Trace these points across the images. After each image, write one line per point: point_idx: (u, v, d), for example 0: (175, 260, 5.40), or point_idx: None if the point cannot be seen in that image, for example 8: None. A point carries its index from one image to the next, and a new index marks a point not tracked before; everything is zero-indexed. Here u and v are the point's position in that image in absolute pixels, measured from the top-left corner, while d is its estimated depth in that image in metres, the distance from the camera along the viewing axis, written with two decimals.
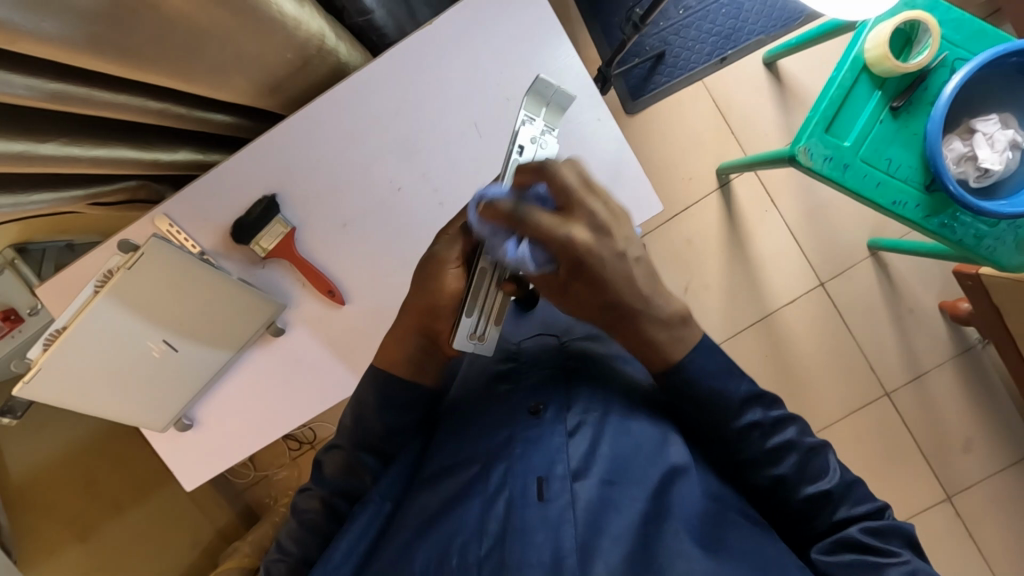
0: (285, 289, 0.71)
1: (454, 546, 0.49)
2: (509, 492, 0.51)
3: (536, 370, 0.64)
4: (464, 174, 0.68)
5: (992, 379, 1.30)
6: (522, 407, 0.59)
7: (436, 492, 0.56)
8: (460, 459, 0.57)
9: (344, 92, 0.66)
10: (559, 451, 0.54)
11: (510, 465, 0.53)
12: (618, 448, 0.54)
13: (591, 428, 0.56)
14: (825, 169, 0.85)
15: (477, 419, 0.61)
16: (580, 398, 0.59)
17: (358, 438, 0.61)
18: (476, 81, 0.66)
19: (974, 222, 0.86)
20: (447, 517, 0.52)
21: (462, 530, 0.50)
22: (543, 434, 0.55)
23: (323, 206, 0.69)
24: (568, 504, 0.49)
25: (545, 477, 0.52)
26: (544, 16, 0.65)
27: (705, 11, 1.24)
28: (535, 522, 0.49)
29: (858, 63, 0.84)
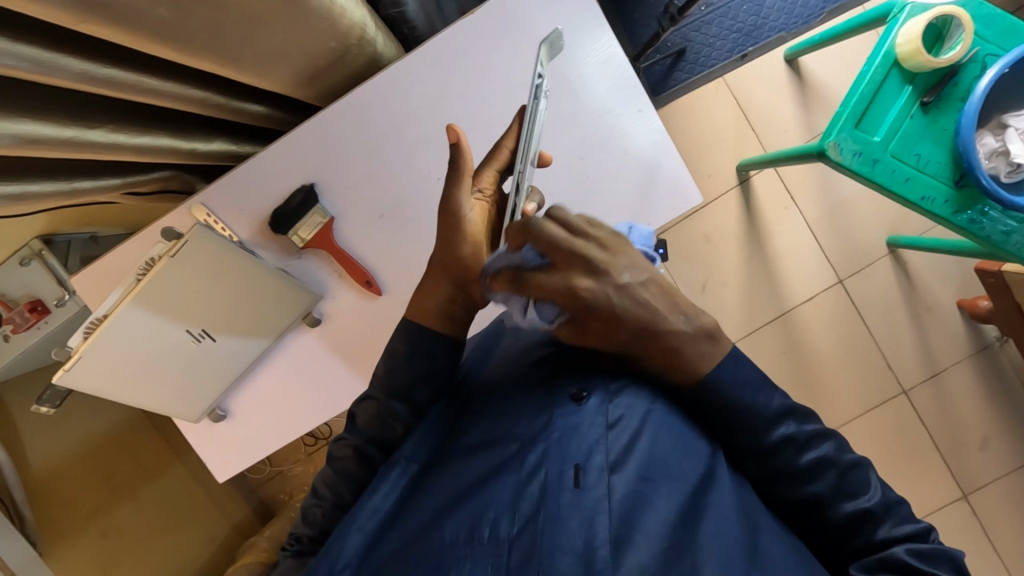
0: (321, 280, 0.71)
1: (485, 518, 0.48)
2: (545, 476, 0.50)
3: (579, 355, 0.61)
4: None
5: (1008, 377, 1.31)
6: (564, 392, 0.56)
7: (468, 467, 0.55)
8: (495, 438, 0.56)
9: (384, 83, 0.66)
10: (598, 441, 0.51)
11: (548, 447, 0.52)
12: (656, 444, 0.51)
13: (633, 421, 0.53)
14: (854, 165, 0.85)
15: (510, 407, 0.59)
16: (626, 388, 0.55)
17: (404, 395, 0.59)
18: (516, 71, 0.66)
19: (1002, 218, 0.86)
20: (481, 491, 0.51)
21: (495, 505, 0.49)
22: (581, 420, 0.53)
23: (361, 195, 0.69)
24: (606, 497, 0.47)
25: (581, 465, 0.49)
26: (586, 8, 0.65)
27: (726, 9, 1.23)
28: (569, 508, 0.47)
29: (889, 58, 0.84)
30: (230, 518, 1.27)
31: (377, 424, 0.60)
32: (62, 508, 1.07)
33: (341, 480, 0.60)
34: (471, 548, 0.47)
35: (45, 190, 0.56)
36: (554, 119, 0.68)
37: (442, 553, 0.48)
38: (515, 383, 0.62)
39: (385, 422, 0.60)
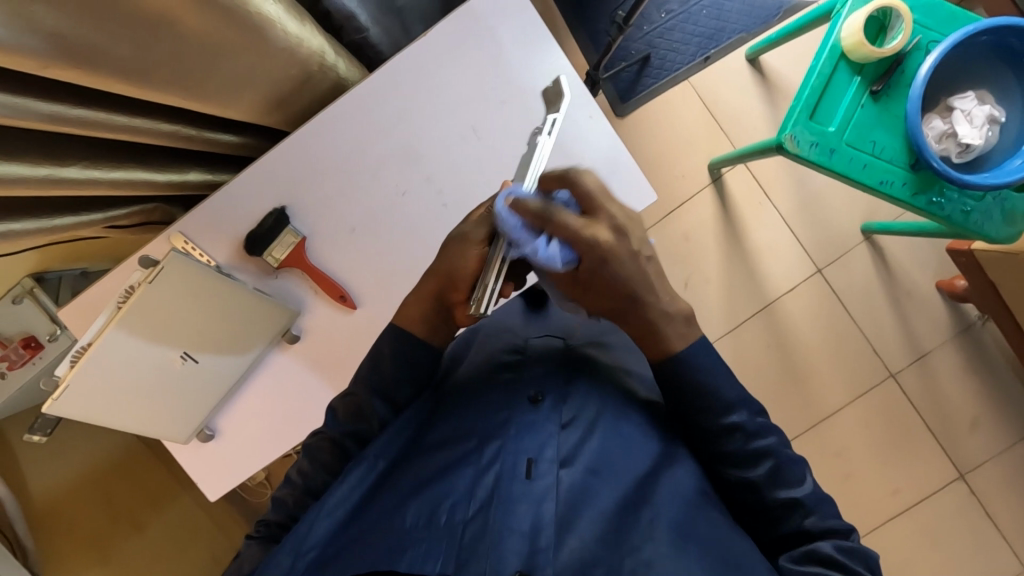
0: (298, 297, 0.73)
1: (443, 505, 0.52)
2: (499, 468, 0.54)
3: (537, 364, 0.64)
4: (468, 181, 0.71)
5: (993, 355, 1.33)
6: (522, 394, 0.60)
7: (428, 460, 0.57)
8: (457, 434, 0.59)
9: (346, 106, 0.69)
10: (550, 438, 0.55)
11: (503, 443, 0.55)
12: (605, 445, 0.56)
13: (582, 426, 0.57)
14: (812, 155, 0.89)
15: (472, 409, 0.61)
16: (578, 392, 0.61)
17: (387, 390, 0.62)
18: (472, 85, 0.69)
19: (960, 198, 0.89)
20: (438, 481, 0.54)
21: (451, 493, 0.53)
22: (536, 421, 0.57)
23: (331, 214, 0.71)
24: (553, 486, 0.52)
25: (533, 459, 0.54)
26: (531, 21, 0.68)
27: (687, 14, 1.25)
28: (519, 496, 0.51)
29: (836, 51, 0.88)
30: (230, 537, 1.21)
31: (358, 412, 0.62)
32: (64, 534, 1.12)
33: (312, 468, 0.61)
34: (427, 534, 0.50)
35: (30, 227, 0.59)
36: (512, 134, 0.70)
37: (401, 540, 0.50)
38: (484, 385, 0.63)
39: (364, 415, 0.62)
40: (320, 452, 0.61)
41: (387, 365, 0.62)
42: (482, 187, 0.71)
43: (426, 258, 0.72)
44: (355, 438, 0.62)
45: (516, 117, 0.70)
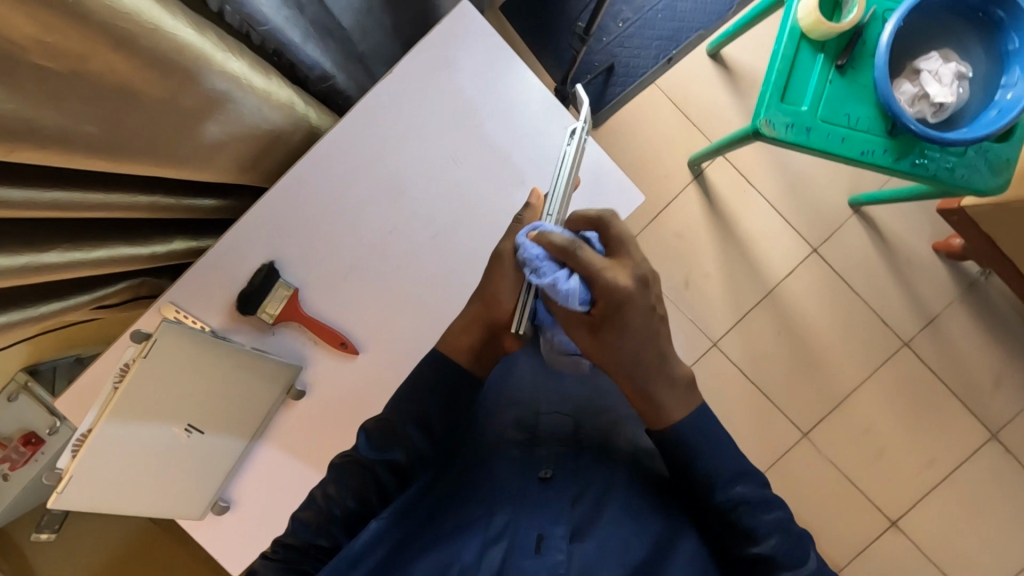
0: (298, 351, 0.72)
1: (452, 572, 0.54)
2: (509, 541, 0.56)
3: (549, 442, 0.66)
4: (461, 211, 0.71)
5: (1001, 308, 1.34)
6: (535, 471, 0.63)
7: (439, 532, 0.59)
8: (467, 504, 0.60)
9: (323, 151, 0.68)
10: (560, 515, 0.58)
11: (514, 516, 0.58)
12: (615, 521, 0.58)
13: (594, 503, 0.60)
14: (789, 136, 0.90)
15: (482, 478, 0.62)
16: (589, 469, 0.63)
17: (421, 416, 0.63)
18: (446, 115, 0.70)
19: (943, 155, 0.89)
20: (449, 549, 0.56)
21: (461, 560, 0.55)
22: (548, 498, 0.60)
23: (322, 262, 0.70)
24: (564, 562, 0.53)
25: (544, 534, 0.56)
26: (497, 46, 0.70)
27: (643, 21, 1.27)
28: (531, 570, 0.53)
29: (795, 33, 0.89)
30: None
31: (389, 433, 0.62)
32: None
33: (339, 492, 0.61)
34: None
35: (15, 318, 0.57)
36: (498, 160, 0.71)
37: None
38: (495, 457, 0.65)
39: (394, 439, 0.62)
40: (348, 481, 0.61)
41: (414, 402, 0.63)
42: (471, 212, 0.71)
43: (431, 296, 0.72)
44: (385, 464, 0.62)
45: (495, 139, 0.71)
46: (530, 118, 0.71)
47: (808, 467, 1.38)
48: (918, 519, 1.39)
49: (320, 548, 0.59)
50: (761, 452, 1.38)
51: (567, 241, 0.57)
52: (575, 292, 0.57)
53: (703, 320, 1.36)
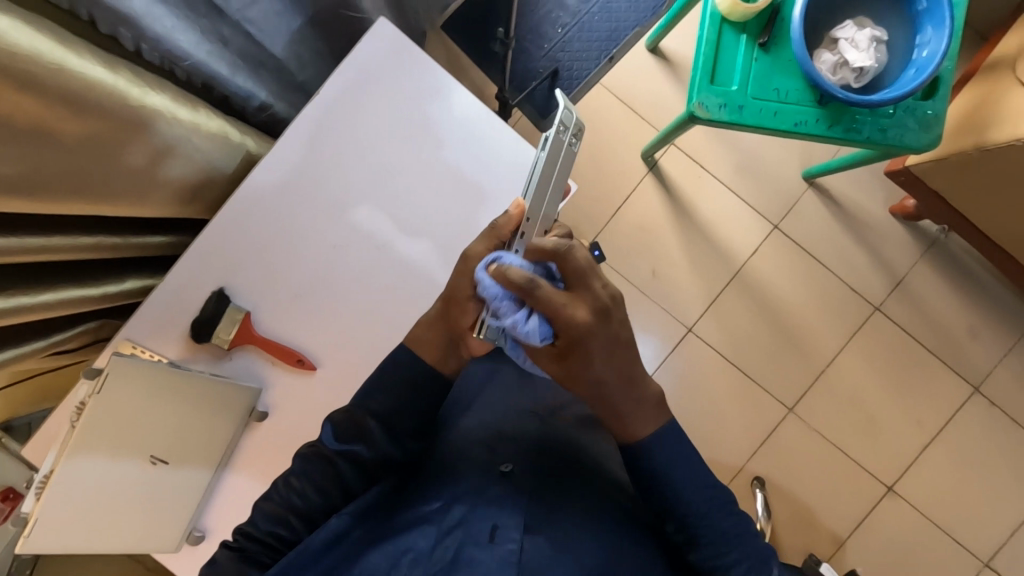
0: (257, 372, 0.73)
1: (405, 558, 0.58)
2: (465, 531, 0.59)
3: (510, 442, 0.71)
4: (408, 227, 0.73)
5: (965, 262, 1.36)
6: (495, 466, 0.67)
7: (398, 521, 0.63)
8: (427, 496, 0.64)
9: (260, 178, 0.70)
10: (516, 509, 0.62)
11: (471, 507, 0.62)
12: (564, 522, 0.63)
13: (548, 500, 0.65)
14: (723, 116, 0.93)
15: (447, 475, 0.67)
16: (544, 470, 0.68)
17: (388, 415, 0.68)
18: (377, 129, 0.72)
19: (873, 118, 0.92)
20: (407, 534, 0.60)
21: (415, 548, 0.59)
22: (507, 493, 0.64)
23: (272, 286, 0.71)
24: (513, 552, 0.57)
25: (497, 526, 0.60)
26: (417, 57, 0.71)
27: (581, 23, 1.31)
28: (481, 559, 0.57)
29: (716, 17, 0.92)
30: None
31: (356, 429, 0.67)
32: None
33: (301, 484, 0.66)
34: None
35: None
36: (437, 173, 0.73)
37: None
38: (459, 457, 0.69)
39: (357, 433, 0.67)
40: (309, 473, 0.66)
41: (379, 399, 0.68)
42: (414, 220, 0.73)
43: (390, 313, 0.73)
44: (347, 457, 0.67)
45: (428, 146, 0.72)
46: (460, 121, 0.73)
47: (796, 442, 1.39)
48: (911, 480, 1.40)
49: (278, 538, 0.64)
50: (749, 432, 1.39)
51: (527, 280, 0.58)
52: (536, 332, 0.59)
53: (676, 307, 1.37)
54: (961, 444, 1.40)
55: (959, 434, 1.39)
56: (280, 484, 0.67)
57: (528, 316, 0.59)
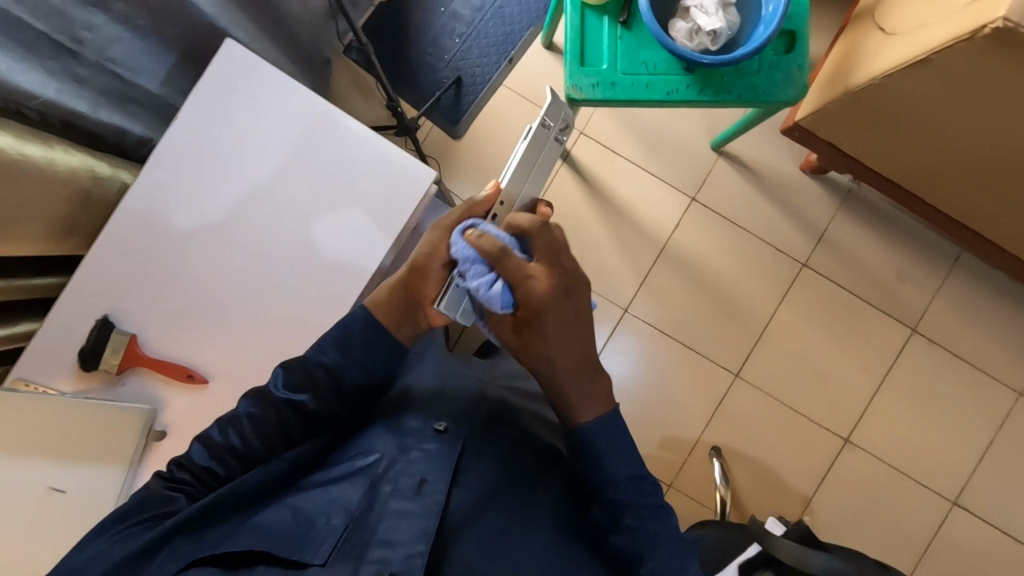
0: (149, 394, 0.78)
1: (334, 508, 0.68)
2: (397, 484, 0.70)
3: (447, 404, 0.79)
4: (280, 236, 0.77)
5: (881, 208, 1.40)
6: (431, 423, 0.76)
7: (334, 470, 0.73)
8: (364, 450, 0.74)
9: (131, 208, 0.75)
10: (445, 464, 0.72)
11: (403, 462, 0.72)
12: (481, 476, 0.74)
13: (474, 455, 0.75)
14: (598, 94, 0.96)
15: (390, 429, 0.76)
16: (478, 428, 0.78)
17: (341, 372, 0.74)
18: (235, 147, 0.77)
19: (741, 77, 0.96)
20: (341, 483, 0.71)
21: (345, 498, 0.70)
22: (439, 449, 0.73)
23: (156, 307, 0.76)
24: (436, 503, 0.68)
25: (424, 481, 0.70)
26: (261, 74, 0.77)
27: (476, 31, 1.36)
28: (407, 510, 0.67)
29: (577, 3, 0.96)
30: None
31: (310, 382, 0.74)
32: None
33: (248, 428, 0.72)
34: (311, 530, 0.66)
35: None
36: (298, 180, 0.78)
37: (294, 530, 0.66)
38: (397, 417, 0.78)
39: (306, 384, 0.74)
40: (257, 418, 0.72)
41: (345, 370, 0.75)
42: (283, 226, 0.78)
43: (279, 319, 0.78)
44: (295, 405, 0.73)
45: (285, 155, 0.77)
46: (312, 126, 0.78)
47: (748, 406, 1.40)
48: (867, 430, 1.40)
49: (211, 470, 0.71)
50: (699, 403, 1.40)
51: (499, 249, 0.69)
52: (498, 297, 0.69)
53: (609, 290, 1.40)
54: (911, 386, 1.40)
55: (907, 377, 1.40)
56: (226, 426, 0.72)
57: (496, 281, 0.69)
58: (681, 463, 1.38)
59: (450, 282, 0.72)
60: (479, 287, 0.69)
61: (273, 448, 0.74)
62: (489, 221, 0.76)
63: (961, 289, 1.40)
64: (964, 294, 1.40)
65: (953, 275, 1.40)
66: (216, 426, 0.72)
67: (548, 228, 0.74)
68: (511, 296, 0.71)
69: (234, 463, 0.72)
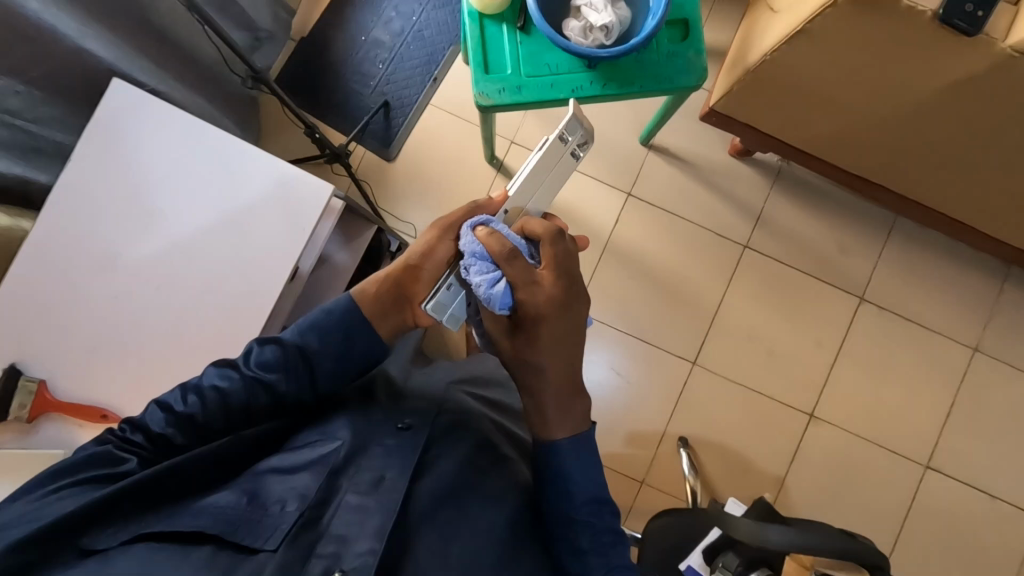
0: (66, 437, 0.82)
1: (289, 497, 0.62)
2: (358, 479, 0.65)
3: (411, 405, 0.77)
4: (180, 259, 0.83)
5: (813, 183, 1.42)
6: (394, 423, 0.73)
7: (293, 454, 0.68)
8: (328, 437, 0.70)
9: (34, 250, 0.81)
10: (410, 458, 0.68)
11: (364, 457, 0.68)
12: (446, 476, 0.70)
13: (438, 454, 0.72)
14: (506, 99, 0.98)
15: (358, 419, 0.73)
16: (444, 429, 0.75)
17: (316, 357, 0.71)
18: (129, 184, 0.84)
19: (642, 68, 0.99)
20: (300, 471, 0.66)
21: (300, 487, 0.64)
22: (404, 445, 0.69)
23: (64, 343, 0.81)
24: (396, 497, 0.63)
25: (382, 475, 0.65)
26: (147, 115, 0.85)
27: (398, 55, 1.39)
28: (365, 504, 0.62)
29: (475, 15, 0.99)
30: None
31: (284, 363, 0.70)
32: None
33: (212, 400, 0.68)
34: (262, 515, 0.60)
35: None
36: (192, 207, 0.84)
37: (242, 512, 0.60)
38: (355, 408, 0.74)
39: (279, 366, 0.70)
40: (222, 393, 0.68)
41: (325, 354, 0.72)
42: (181, 251, 0.84)
43: (185, 340, 0.82)
44: (263, 384, 0.69)
45: (177, 185, 0.84)
46: (200, 157, 0.85)
47: (709, 392, 1.40)
48: (829, 403, 1.40)
49: (167, 439, 0.67)
50: (660, 393, 1.40)
51: (506, 250, 0.68)
52: (498, 298, 0.68)
53: None
54: (868, 355, 1.41)
55: (861, 345, 1.41)
56: (192, 394, 0.67)
57: (498, 281, 0.69)
58: (650, 458, 1.37)
59: (449, 275, 0.73)
60: (480, 284, 0.69)
61: (233, 425, 0.70)
62: (488, 222, 0.76)
63: (902, 253, 1.42)
64: (907, 258, 1.42)
65: (894, 240, 1.42)
66: (177, 392, 0.67)
67: (563, 238, 0.73)
68: (513, 298, 0.70)
69: (191, 434, 0.68)
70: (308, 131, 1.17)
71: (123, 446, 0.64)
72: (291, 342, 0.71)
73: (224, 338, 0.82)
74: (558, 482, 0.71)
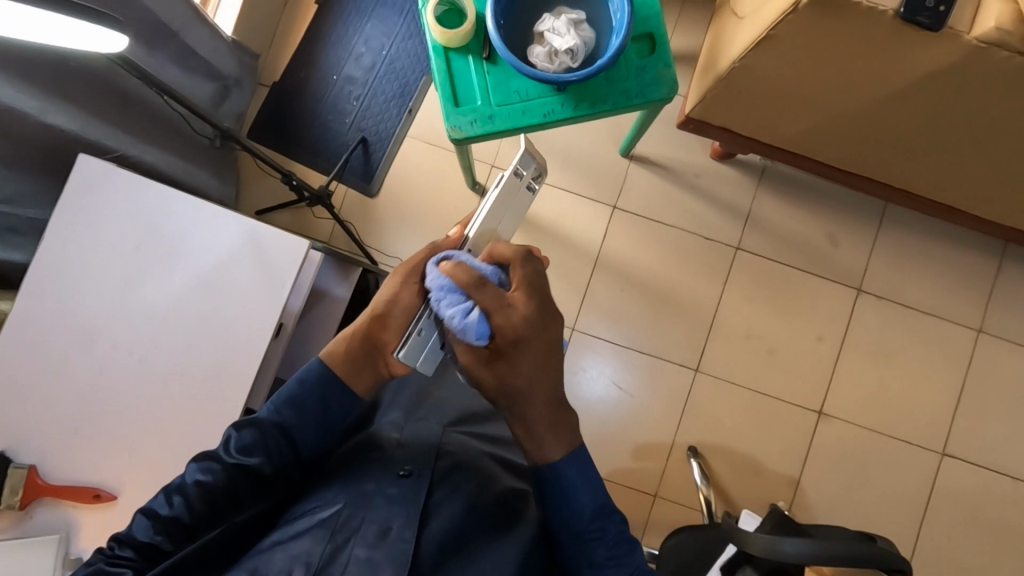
0: (62, 519, 0.83)
1: (293, 563, 0.59)
2: (361, 534, 0.63)
3: (405, 453, 0.75)
4: (157, 331, 0.86)
5: (798, 179, 1.41)
6: (393, 470, 0.72)
7: (292, 526, 0.65)
8: (323, 502, 0.67)
9: (15, 334, 0.84)
10: (412, 509, 0.66)
11: (364, 512, 0.65)
12: (452, 517, 0.69)
13: (441, 497, 0.71)
14: (479, 130, 0.98)
15: (354, 475, 0.71)
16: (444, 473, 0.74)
17: (295, 431, 0.71)
18: (101, 263, 0.86)
19: (610, 85, 0.98)
20: (300, 537, 0.62)
21: (302, 551, 0.60)
22: (405, 496, 0.68)
23: (51, 425, 0.83)
24: (405, 549, 0.61)
25: (386, 528, 0.64)
26: (114, 189, 0.87)
27: (372, 90, 1.39)
28: (373, 560, 0.60)
29: (440, 49, 0.99)
30: None
31: (264, 442, 0.69)
32: None
33: (195, 496, 0.65)
34: None
35: None
36: (165, 276, 0.87)
37: None
38: (354, 465, 0.73)
39: (259, 448, 0.69)
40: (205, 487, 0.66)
41: (305, 426, 0.71)
42: (157, 322, 0.86)
43: (174, 407, 0.85)
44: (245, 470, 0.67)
45: (149, 256, 0.87)
46: (169, 225, 0.88)
47: (714, 399, 1.38)
48: (836, 400, 1.38)
49: (155, 547, 0.64)
50: (665, 405, 1.38)
51: (474, 278, 0.67)
52: (474, 327, 0.66)
53: None
54: (871, 347, 1.39)
55: (863, 337, 1.39)
56: (175, 495, 0.65)
57: (472, 310, 0.66)
58: (660, 470, 1.36)
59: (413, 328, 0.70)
60: (454, 315, 0.65)
61: (219, 515, 0.67)
62: None
63: (895, 240, 1.40)
64: (901, 245, 1.40)
65: (885, 229, 1.40)
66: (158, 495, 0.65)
67: (531, 259, 0.72)
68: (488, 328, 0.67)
69: (181, 535, 0.65)
70: (286, 180, 1.17)
71: (111, 563, 0.61)
72: (272, 423, 0.70)
73: (215, 400, 0.85)
74: (563, 520, 0.69)
